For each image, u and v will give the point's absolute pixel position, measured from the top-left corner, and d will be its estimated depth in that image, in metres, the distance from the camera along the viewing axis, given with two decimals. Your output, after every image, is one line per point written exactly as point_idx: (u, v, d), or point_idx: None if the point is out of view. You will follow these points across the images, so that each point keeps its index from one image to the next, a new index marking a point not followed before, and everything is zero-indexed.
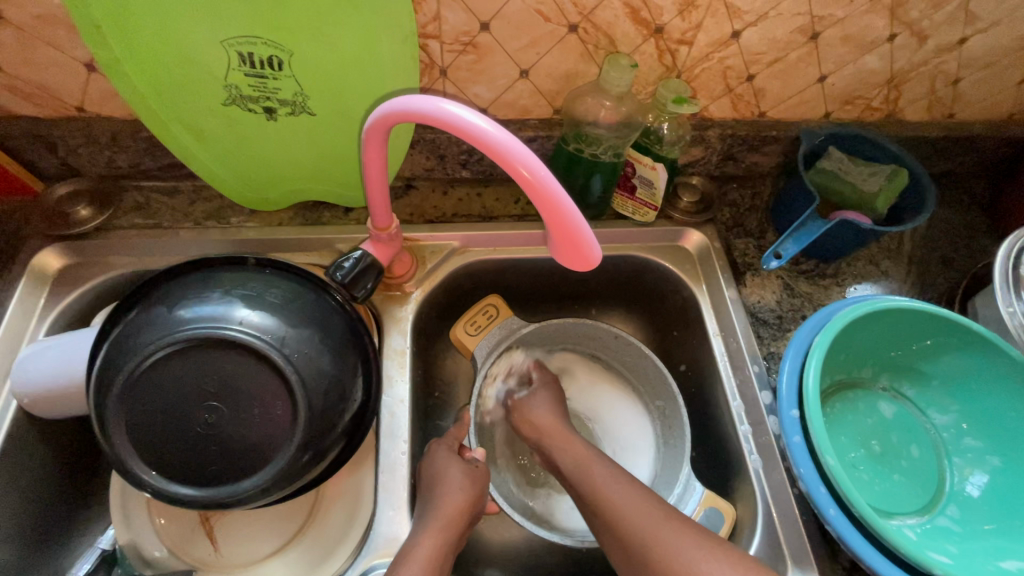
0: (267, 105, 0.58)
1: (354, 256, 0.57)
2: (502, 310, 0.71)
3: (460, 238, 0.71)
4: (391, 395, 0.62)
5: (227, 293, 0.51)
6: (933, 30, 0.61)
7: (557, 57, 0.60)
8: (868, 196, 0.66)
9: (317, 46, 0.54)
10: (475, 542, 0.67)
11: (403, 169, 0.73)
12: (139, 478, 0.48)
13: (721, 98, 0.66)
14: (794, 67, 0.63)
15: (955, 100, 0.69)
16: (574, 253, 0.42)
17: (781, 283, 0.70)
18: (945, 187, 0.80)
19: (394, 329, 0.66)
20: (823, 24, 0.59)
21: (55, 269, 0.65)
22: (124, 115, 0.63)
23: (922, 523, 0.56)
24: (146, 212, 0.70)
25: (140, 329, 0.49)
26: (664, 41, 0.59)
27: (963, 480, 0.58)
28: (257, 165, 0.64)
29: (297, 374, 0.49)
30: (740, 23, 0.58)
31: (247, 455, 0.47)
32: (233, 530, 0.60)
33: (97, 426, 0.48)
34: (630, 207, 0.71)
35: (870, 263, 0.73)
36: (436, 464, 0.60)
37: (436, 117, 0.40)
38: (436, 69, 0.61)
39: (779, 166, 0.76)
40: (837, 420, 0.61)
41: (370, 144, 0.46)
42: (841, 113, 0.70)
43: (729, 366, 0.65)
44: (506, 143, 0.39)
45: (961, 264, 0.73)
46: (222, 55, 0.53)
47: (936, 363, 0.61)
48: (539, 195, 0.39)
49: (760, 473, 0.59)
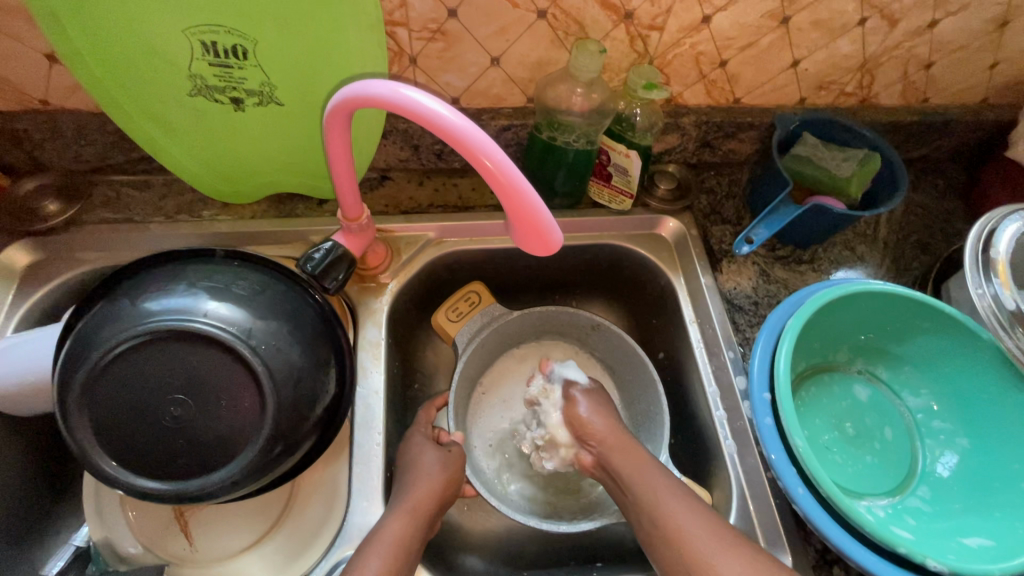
0: (234, 96, 0.58)
1: (324, 248, 0.57)
2: (485, 297, 0.71)
3: (435, 229, 0.70)
4: (366, 387, 0.62)
5: (193, 285, 0.50)
6: (904, 13, 0.61)
7: (528, 44, 0.60)
8: (841, 181, 0.66)
9: (281, 34, 0.54)
10: (454, 530, 0.67)
11: (378, 160, 0.72)
12: (105, 472, 0.47)
13: (695, 84, 0.66)
14: (766, 53, 0.63)
15: (928, 84, 0.70)
16: (536, 239, 0.42)
17: (757, 269, 0.70)
18: (921, 172, 0.81)
19: (369, 321, 0.65)
20: (793, 8, 0.59)
21: (23, 265, 0.64)
22: (89, 108, 0.62)
23: (893, 504, 0.57)
24: (117, 206, 0.69)
25: (104, 323, 0.48)
26: (635, 27, 0.59)
27: (934, 460, 0.59)
28: (226, 157, 0.63)
29: (264, 366, 0.48)
30: (710, 8, 0.58)
31: (214, 448, 0.47)
32: (208, 523, 0.60)
33: (61, 420, 0.47)
34: (607, 195, 0.71)
35: (846, 249, 0.73)
36: (412, 454, 0.60)
37: (393, 102, 0.40)
38: (406, 58, 0.60)
39: (755, 153, 0.76)
40: (812, 403, 0.61)
41: (331, 130, 0.45)
42: (815, 98, 0.70)
43: (705, 352, 0.65)
44: (466, 129, 0.39)
45: (936, 248, 0.74)
46: (184, 44, 0.53)
47: (910, 346, 0.62)
48: (499, 182, 0.39)
49: (734, 458, 0.60)
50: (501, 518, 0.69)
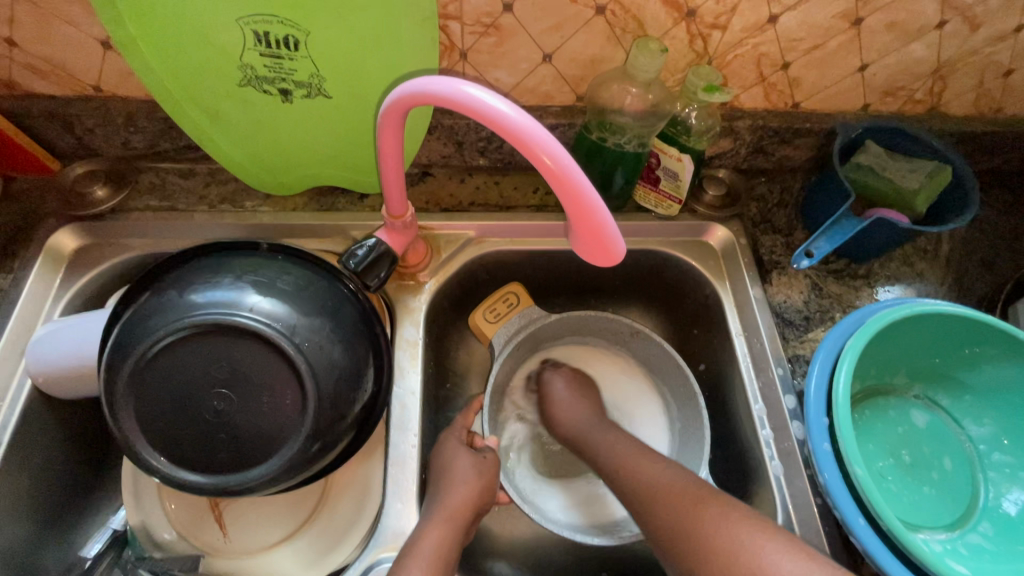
0: (283, 87, 0.57)
1: (367, 244, 0.55)
2: (523, 299, 0.69)
3: (475, 228, 0.69)
4: (403, 387, 0.61)
5: (238, 278, 0.50)
6: (987, 17, 0.57)
7: (583, 40, 0.58)
8: (908, 194, 0.62)
9: (334, 26, 0.53)
10: (484, 535, 0.66)
11: (420, 155, 0.71)
12: (150, 464, 0.47)
13: (753, 87, 0.63)
14: (833, 56, 0.60)
15: (1005, 93, 0.65)
16: (597, 245, 0.40)
17: (809, 283, 0.67)
18: (988, 186, 0.76)
19: (407, 319, 0.64)
20: (867, 9, 0.56)
21: (71, 249, 0.65)
22: (140, 95, 0.63)
23: (951, 540, 0.54)
24: (162, 194, 0.69)
25: (150, 313, 0.48)
26: (696, 26, 0.56)
27: (999, 496, 0.55)
28: (272, 148, 0.63)
29: (307, 364, 0.48)
30: (778, 7, 0.55)
31: (255, 445, 0.47)
32: (241, 515, 0.60)
33: (108, 411, 0.47)
34: (653, 200, 0.69)
35: (904, 264, 0.69)
36: (447, 458, 0.59)
37: (455, 100, 0.38)
38: (457, 52, 0.58)
39: (811, 161, 0.72)
40: (866, 428, 0.59)
41: (385, 128, 0.44)
42: (881, 105, 0.66)
43: (751, 367, 0.63)
44: (531, 129, 0.37)
45: (1003, 268, 0.70)
46: (237, 34, 0.52)
47: (975, 372, 0.58)
48: (562, 186, 0.38)
49: (781, 480, 0.57)
50: (531, 525, 0.68)
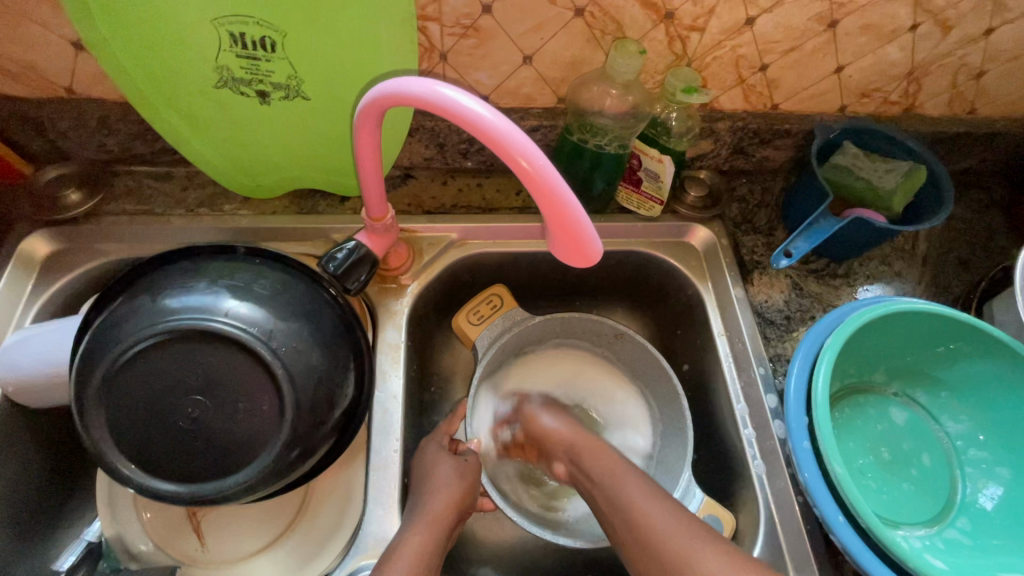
0: (260, 89, 0.56)
1: (347, 248, 0.55)
2: (507, 301, 0.69)
3: (458, 230, 0.69)
4: (385, 391, 0.61)
5: (214, 283, 0.49)
6: (959, 20, 0.58)
7: (563, 42, 0.58)
8: (884, 194, 0.63)
9: (310, 28, 0.52)
10: (469, 540, 0.65)
11: (402, 157, 0.71)
12: (121, 473, 0.46)
13: (732, 89, 0.64)
14: (810, 58, 0.61)
15: (977, 94, 0.67)
16: (574, 247, 0.40)
17: (790, 282, 0.68)
18: (963, 186, 0.77)
19: (389, 323, 0.64)
20: (842, 11, 0.57)
21: (43, 254, 0.63)
22: (114, 98, 0.62)
23: (930, 536, 0.54)
24: (138, 198, 0.68)
25: (123, 319, 0.47)
26: (675, 28, 0.57)
27: (976, 491, 0.56)
28: (250, 150, 0.62)
29: (284, 369, 0.47)
30: (755, 9, 0.55)
31: (231, 452, 0.46)
32: (220, 524, 0.59)
33: (78, 419, 0.46)
34: (635, 201, 0.69)
35: (882, 264, 0.70)
36: (430, 462, 0.58)
37: (431, 101, 0.38)
38: (437, 54, 0.58)
39: (791, 161, 0.73)
40: (846, 426, 0.59)
41: (362, 130, 0.44)
42: (858, 106, 0.67)
43: (733, 367, 0.63)
44: (506, 130, 0.37)
45: (978, 266, 0.71)
46: (212, 35, 0.51)
47: (951, 369, 0.59)
48: (538, 186, 0.37)
49: (763, 479, 0.57)
50: (516, 528, 0.68)
